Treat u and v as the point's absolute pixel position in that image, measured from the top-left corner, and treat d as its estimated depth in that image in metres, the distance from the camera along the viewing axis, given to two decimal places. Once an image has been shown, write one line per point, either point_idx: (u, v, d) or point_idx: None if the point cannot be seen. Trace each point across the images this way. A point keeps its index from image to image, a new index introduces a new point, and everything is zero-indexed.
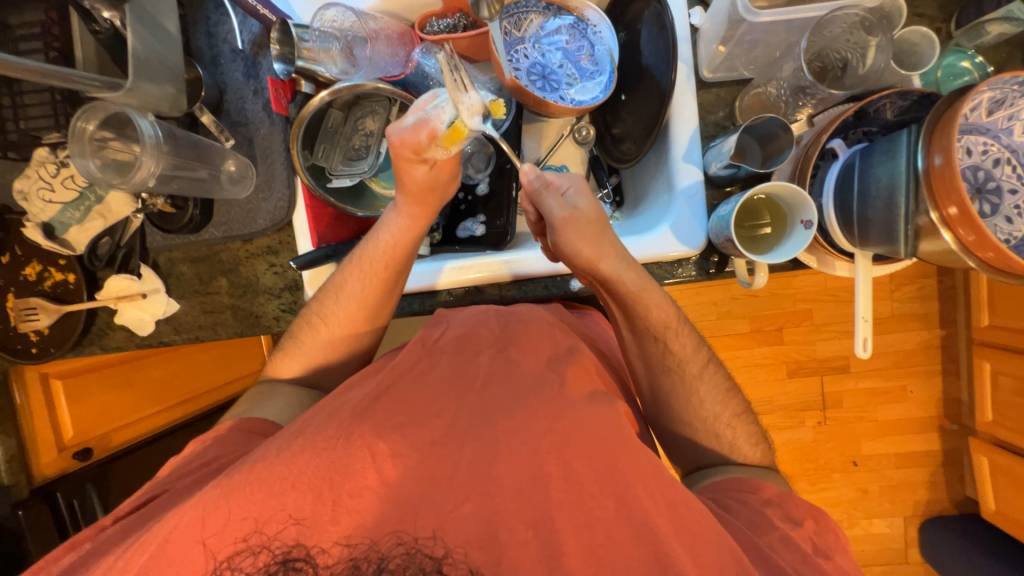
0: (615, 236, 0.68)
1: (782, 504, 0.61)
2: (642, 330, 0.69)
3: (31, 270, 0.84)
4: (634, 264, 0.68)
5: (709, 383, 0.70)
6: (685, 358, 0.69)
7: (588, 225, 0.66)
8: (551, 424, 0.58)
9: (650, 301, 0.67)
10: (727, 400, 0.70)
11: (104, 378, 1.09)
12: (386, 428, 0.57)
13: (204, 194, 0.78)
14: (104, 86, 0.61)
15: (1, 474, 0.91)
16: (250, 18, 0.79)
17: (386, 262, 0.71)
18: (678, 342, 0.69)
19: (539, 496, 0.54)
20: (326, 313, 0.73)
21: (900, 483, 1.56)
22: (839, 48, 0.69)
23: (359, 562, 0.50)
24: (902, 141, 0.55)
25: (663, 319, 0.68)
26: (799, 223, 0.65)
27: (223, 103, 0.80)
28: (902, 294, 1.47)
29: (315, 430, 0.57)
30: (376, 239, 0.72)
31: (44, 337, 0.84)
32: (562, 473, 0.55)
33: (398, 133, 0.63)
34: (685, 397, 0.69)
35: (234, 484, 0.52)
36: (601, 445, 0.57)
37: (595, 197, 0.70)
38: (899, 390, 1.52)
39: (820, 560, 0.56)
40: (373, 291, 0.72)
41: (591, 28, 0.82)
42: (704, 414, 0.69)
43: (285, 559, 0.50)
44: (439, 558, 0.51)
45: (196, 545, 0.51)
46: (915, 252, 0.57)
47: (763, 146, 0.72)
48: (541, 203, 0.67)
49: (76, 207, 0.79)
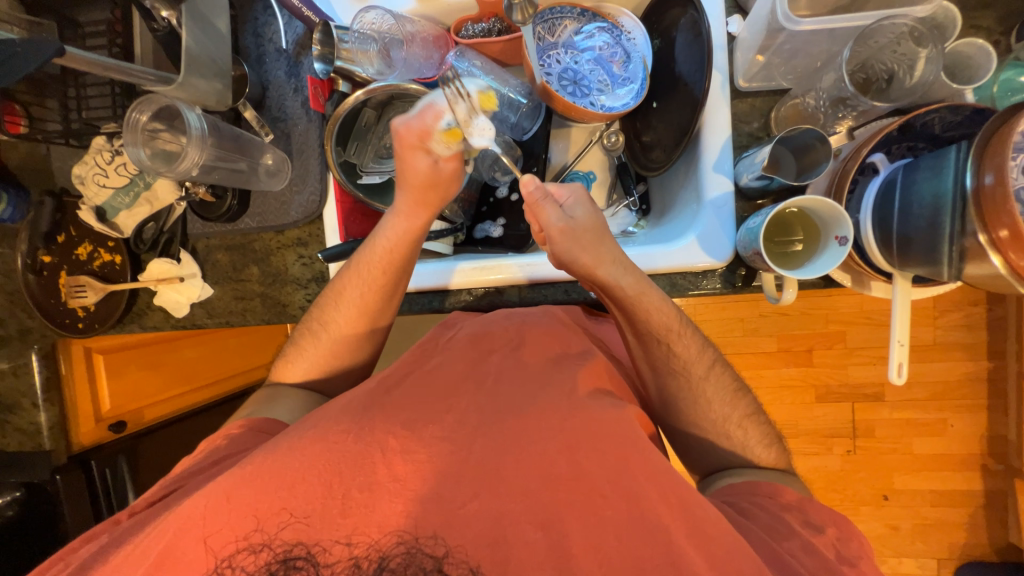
0: (615, 244, 0.68)
1: (811, 512, 0.59)
2: (645, 335, 0.67)
3: (83, 250, 0.90)
4: (642, 276, 0.67)
5: (715, 384, 0.68)
6: (690, 360, 0.67)
7: (584, 233, 0.67)
8: (561, 424, 0.57)
9: (651, 305, 0.66)
10: (736, 400, 0.68)
11: (140, 357, 1.16)
12: (396, 425, 0.58)
13: (242, 185, 0.81)
14: (157, 81, 0.65)
15: (46, 440, 0.96)
16: (295, 20, 0.82)
17: (384, 266, 0.72)
18: (682, 345, 0.67)
19: (547, 504, 0.54)
20: (324, 311, 0.75)
21: (935, 523, 1.46)
22: (884, 59, 0.66)
23: (359, 562, 0.50)
24: (950, 157, 0.52)
25: (665, 321, 0.66)
26: (833, 240, 0.63)
27: (264, 99, 0.84)
28: (947, 321, 1.38)
29: (329, 422, 0.58)
30: (374, 245, 0.72)
31: (91, 313, 0.90)
32: (570, 478, 0.55)
33: (404, 121, 0.65)
34: (692, 395, 0.67)
35: (248, 474, 0.53)
36: (613, 453, 0.55)
37: (595, 207, 0.70)
38: (939, 423, 1.44)
39: (850, 573, 0.53)
40: (373, 296, 0.73)
41: (626, 35, 0.82)
42: (714, 415, 0.67)
43: (286, 558, 0.51)
44: (439, 557, 0.51)
45: (205, 531, 0.52)
46: (960, 276, 0.53)
47: (800, 158, 0.70)
48: (540, 215, 0.67)
49: (126, 193, 0.85)
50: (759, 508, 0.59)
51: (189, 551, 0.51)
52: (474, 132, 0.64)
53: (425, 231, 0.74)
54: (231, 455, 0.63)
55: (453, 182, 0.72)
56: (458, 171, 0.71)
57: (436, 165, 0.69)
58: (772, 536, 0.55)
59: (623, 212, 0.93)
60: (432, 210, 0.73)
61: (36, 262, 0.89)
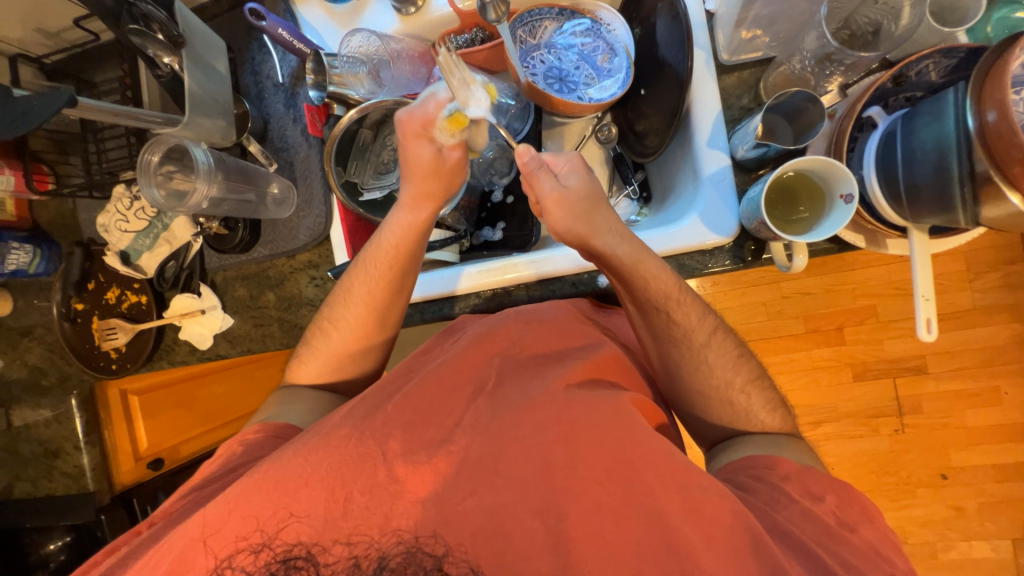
0: (612, 212, 0.68)
1: (811, 482, 0.56)
2: (644, 303, 0.67)
3: (111, 294, 0.95)
4: (640, 243, 0.67)
5: (718, 351, 0.66)
6: (691, 328, 0.66)
7: (579, 203, 0.67)
8: (559, 415, 0.57)
9: (648, 273, 0.65)
10: (739, 365, 0.66)
11: (171, 395, 1.18)
12: (395, 428, 0.57)
13: (252, 215, 0.85)
14: (165, 123, 0.70)
15: (89, 482, 0.99)
16: (289, 54, 0.87)
17: (390, 262, 0.73)
18: (682, 313, 0.66)
19: (548, 492, 0.53)
20: (333, 307, 0.76)
21: (1003, 500, 1.37)
22: (868, 12, 0.65)
23: (359, 561, 0.50)
24: (948, 100, 0.50)
25: (664, 289, 0.66)
26: (839, 198, 0.61)
27: (267, 132, 0.88)
28: (984, 283, 1.31)
29: (330, 428, 0.57)
30: (379, 241, 0.74)
31: (122, 354, 0.94)
32: (569, 463, 0.54)
33: (408, 111, 0.67)
34: (694, 364, 0.66)
35: (252, 484, 0.52)
36: (612, 437, 0.55)
37: (590, 175, 0.69)
38: (991, 392, 1.35)
39: (855, 539, 0.52)
40: (379, 291, 0.73)
41: (605, 28, 0.83)
42: (717, 382, 0.65)
43: (286, 558, 0.51)
44: (439, 556, 0.50)
45: (204, 534, 0.51)
46: (978, 220, 0.51)
47: (793, 122, 0.70)
48: (535, 184, 0.68)
49: (147, 234, 0.89)
50: (769, 478, 0.57)
51: (190, 557, 0.51)
52: (469, 103, 0.63)
53: (430, 221, 0.74)
54: (246, 464, 0.63)
55: (458, 172, 0.73)
56: (462, 162, 0.72)
57: (441, 152, 0.69)
58: (777, 506, 0.54)
59: (624, 203, 0.94)
60: (436, 201, 0.73)
61: (70, 310, 0.94)
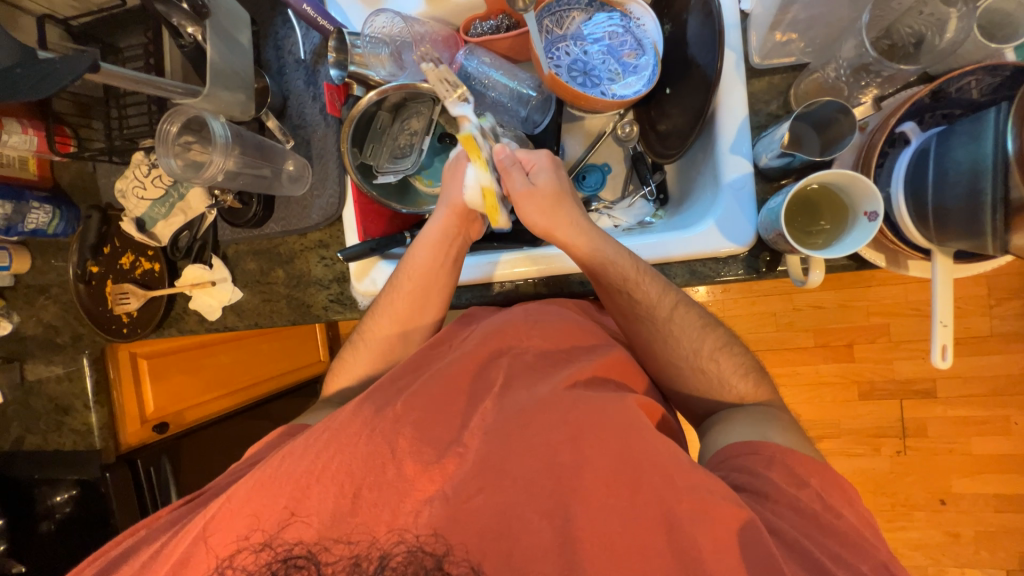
0: (575, 207, 0.73)
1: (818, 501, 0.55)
2: (605, 287, 0.71)
3: (126, 259, 0.96)
4: (598, 231, 0.72)
5: (681, 323, 0.68)
6: (652, 304, 0.68)
7: (543, 199, 0.72)
8: (564, 415, 0.56)
9: (606, 257, 0.69)
10: (705, 334, 0.68)
11: (182, 360, 1.22)
12: (405, 424, 0.57)
13: (266, 190, 0.85)
14: (185, 93, 0.69)
15: (97, 438, 1.02)
16: (312, 31, 0.86)
17: (415, 279, 0.76)
18: (642, 291, 0.68)
19: (555, 490, 0.53)
20: (372, 322, 0.79)
21: (1001, 530, 1.35)
22: (910, 22, 0.62)
23: (360, 560, 0.51)
24: (990, 120, 0.48)
25: (622, 271, 0.69)
26: (863, 215, 0.60)
27: (286, 108, 0.87)
28: (1005, 310, 1.28)
29: (341, 425, 0.57)
30: (408, 257, 0.77)
31: (134, 319, 0.96)
32: (576, 463, 0.54)
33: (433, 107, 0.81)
34: (661, 339, 0.69)
35: (266, 479, 0.54)
36: (617, 441, 0.54)
37: (558, 174, 0.75)
38: (1001, 421, 1.32)
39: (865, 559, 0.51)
40: (406, 307, 0.76)
41: (635, 22, 0.81)
42: (685, 351, 0.68)
43: (287, 557, 0.52)
44: (439, 555, 0.51)
45: (215, 517, 0.54)
46: (1007, 247, 0.49)
47: (822, 133, 0.68)
48: (506, 180, 0.74)
49: (163, 203, 0.90)
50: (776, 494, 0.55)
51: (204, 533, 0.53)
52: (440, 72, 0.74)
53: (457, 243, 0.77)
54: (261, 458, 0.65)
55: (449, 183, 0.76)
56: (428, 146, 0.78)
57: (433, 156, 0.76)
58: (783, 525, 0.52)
59: (640, 203, 0.91)
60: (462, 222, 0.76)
61: (86, 272, 0.96)
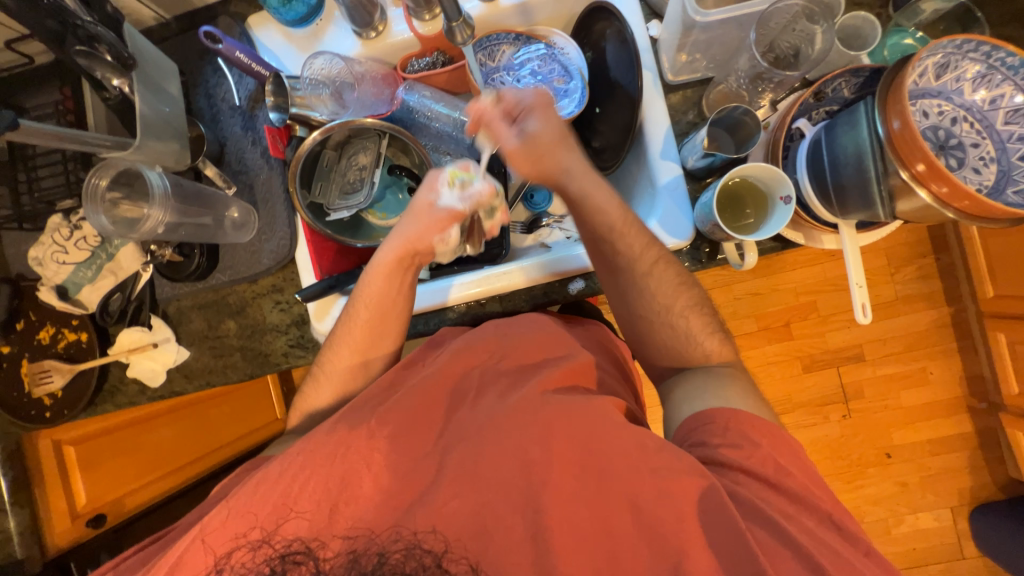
0: (575, 151, 0.71)
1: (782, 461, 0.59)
2: (592, 234, 0.71)
3: (45, 333, 0.86)
4: (594, 178, 0.71)
5: (660, 278, 0.69)
6: (635, 257, 0.70)
7: (541, 142, 0.70)
8: (536, 416, 0.59)
9: (594, 208, 0.70)
10: (681, 291, 0.70)
11: (114, 442, 1.07)
12: (381, 438, 0.60)
13: (210, 239, 0.81)
14: (114, 145, 0.68)
15: (15, 547, 0.88)
16: (245, 76, 0.85)
17: (369, 316, 0.74)
18: (626, 243, 0.70)
19: (527, 483, 0.56)
20: (329, 355, 0.76)
21: (939, 471, 1.50)
22: (788, 39, 0.74)
23: (358, 552, 0.55)
24: (861, 111, 0.58)
25: (610, 221, 0.70)
26: (780, 200, 0.68)
27: (224, 155, 0.85)
28: (903, 275, 1.47)
29: (317, 439, 0.60)
30: (361, 290, 0.74)
31: (58, 400, 0.85)
32: (545, 460, 0.57)
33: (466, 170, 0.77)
34: (639, 290, 0.70)
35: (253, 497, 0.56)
36: (590, 433, 0.58)
37: (552, 117, 0.71)
38: (920, 372, 1.50)
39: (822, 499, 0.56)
40: (364, 337, 0.74)
41: (559, 51, 0.87)
42: (659, 306, 0.70)
43: (286, 552, 0.55)
44: (439, 551, 0.55)
45: (205, 538, 0.55)
46: (894, 213, 0.59)
47: (734, 134, 0.77)
48: (494, 133, 0.71)
49: (88, 266, 0.83)
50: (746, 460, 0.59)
51: (189, 559, 0.55)
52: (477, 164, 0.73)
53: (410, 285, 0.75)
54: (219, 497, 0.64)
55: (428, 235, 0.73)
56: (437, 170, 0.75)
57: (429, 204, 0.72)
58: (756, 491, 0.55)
59: None
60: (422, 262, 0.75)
61: None
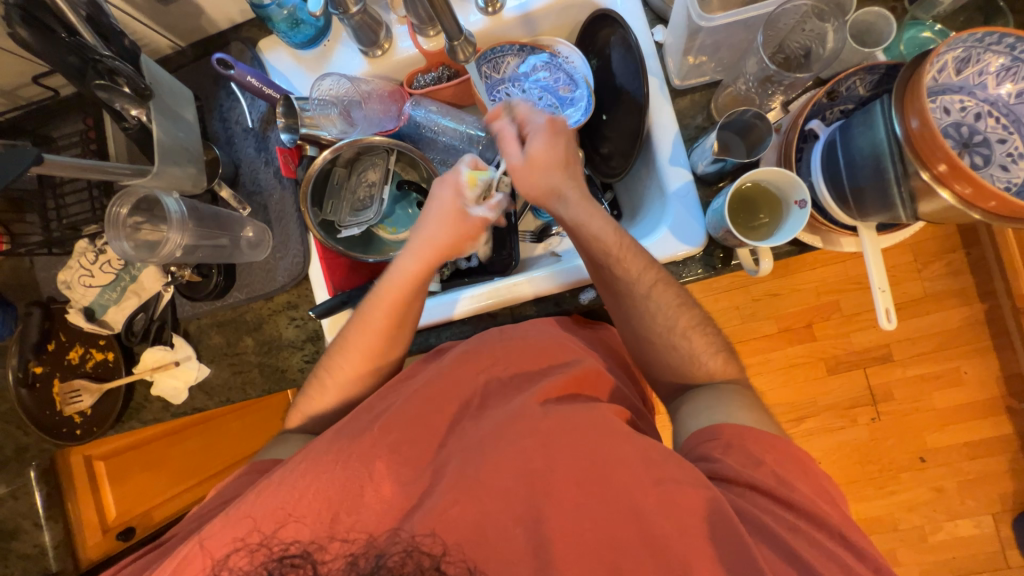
0: (573, 175, 0.71)
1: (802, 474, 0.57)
2: (591, 259, 0.71)
3: (74, 353, 0.90)
4: (592, 204, 0.70)
5: (659, 300, 0.68)
6: (631, 280, 0.68)
7: (537, 165, 0.70)
8: (538, 426, 0.59)
9: (591, 232, 0.68)
10: (682, 310, 0.68)
11: (142, 456, 1.09)
12: (381, 447, 0.60)
13: (226, 259, 0.83)
14: (133, 173, 0.68)
15: (51, 559, 0.94)
16: (257, 99, 0.87)
17: (377, 332, 0.72)
18: (623, 267, 0.68)
19: (530, 490, 0.56)
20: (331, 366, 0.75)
21: (978, 476, 1.43)
22: (798, 39, 0.73)
23: (356, 559, 0.54)
24: (876, 112, 0.56)
25: (606, 246, 0.68)
26: (794, 204, 0.67)
27: (239, 176, 0.87)
28: (932, 272, 1.42)
29: (317, 454, 0.59)
30: (364, 309, 0.74)
31: (87, 418, 0.88)
32: (548, 468, 0.56)
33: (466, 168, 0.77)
34: (639, 311, 0.69)
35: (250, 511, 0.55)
36: (599, 447, 0.57)
37: (557, 135, 0.71)
38: (953, 372, 1.43)
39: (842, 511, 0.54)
40: (369, 355, 0.73)
41: (564, 60, 0.86)
42: (660, 327, 0.69)
43: (282, 558, 0.54)
44: (438, 557, 0.53)
45: (205, 556, 0.54)
46: (916, 215, 0.57)
47: (745, 138, 0.76)
48: (505, 147, 0.71)
49: (113, 288, 0.86)
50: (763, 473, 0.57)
51: (185, 566, 0.54)
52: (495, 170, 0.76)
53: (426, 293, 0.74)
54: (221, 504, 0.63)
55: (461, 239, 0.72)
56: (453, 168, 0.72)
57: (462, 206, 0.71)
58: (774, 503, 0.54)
59: None
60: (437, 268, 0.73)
61: (28, 374, 0.88)
